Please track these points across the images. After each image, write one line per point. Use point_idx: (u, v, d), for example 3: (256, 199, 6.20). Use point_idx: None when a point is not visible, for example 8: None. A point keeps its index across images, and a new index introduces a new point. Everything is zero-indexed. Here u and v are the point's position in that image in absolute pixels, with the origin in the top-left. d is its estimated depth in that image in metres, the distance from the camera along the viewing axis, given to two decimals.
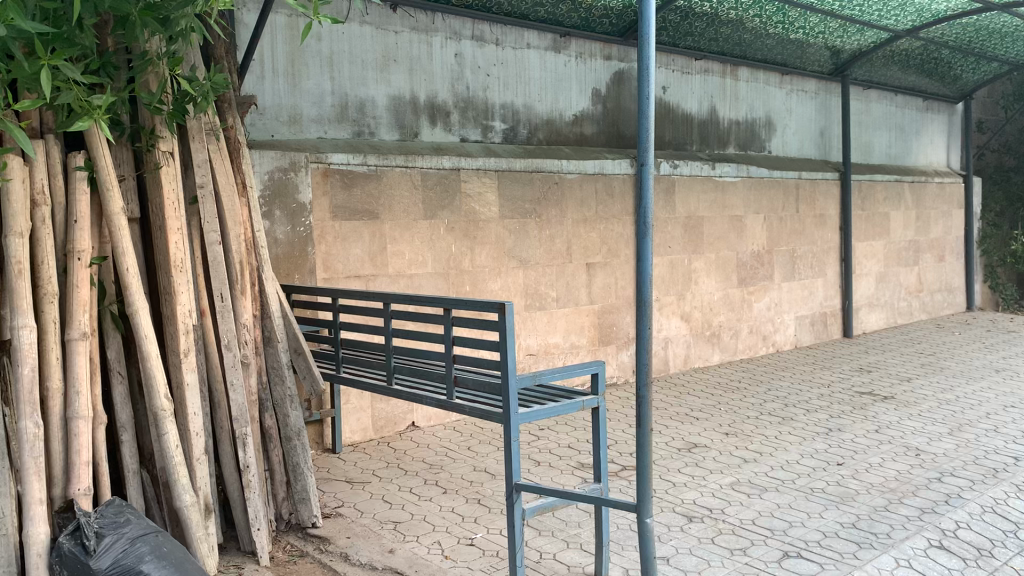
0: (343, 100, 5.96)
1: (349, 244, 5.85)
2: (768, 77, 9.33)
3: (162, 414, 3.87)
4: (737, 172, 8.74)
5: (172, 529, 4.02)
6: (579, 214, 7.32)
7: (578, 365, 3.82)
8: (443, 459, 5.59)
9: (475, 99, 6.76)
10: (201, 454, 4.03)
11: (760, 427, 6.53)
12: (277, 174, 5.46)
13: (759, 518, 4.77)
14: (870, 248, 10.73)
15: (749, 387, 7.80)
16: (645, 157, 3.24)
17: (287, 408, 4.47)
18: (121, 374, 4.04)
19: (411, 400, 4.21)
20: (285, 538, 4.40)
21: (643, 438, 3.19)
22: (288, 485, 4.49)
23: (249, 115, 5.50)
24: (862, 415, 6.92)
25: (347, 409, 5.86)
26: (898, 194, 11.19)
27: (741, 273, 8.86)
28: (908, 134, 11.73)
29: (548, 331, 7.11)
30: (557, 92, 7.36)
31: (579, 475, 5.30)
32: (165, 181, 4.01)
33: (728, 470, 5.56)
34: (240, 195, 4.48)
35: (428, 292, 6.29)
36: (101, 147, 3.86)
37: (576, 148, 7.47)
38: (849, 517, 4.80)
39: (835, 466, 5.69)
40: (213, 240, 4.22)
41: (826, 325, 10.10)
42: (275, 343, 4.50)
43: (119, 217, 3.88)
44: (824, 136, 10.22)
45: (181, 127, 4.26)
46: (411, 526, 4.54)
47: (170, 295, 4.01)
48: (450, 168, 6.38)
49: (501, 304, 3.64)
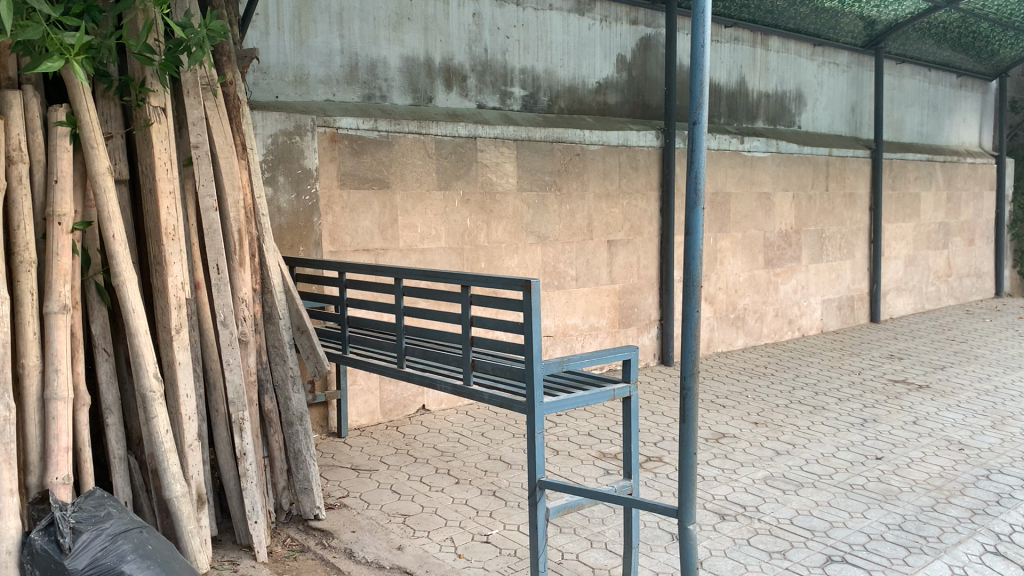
0: (353, 60, 5.57)
1: (358, 214, 5.47)
2: (799, 48, 8.89)
3: (150, 396, 3.52)
4: (766, 147, 8.32)
5: (162, 521, 3.69)
6: (601, 188, 6.92)
7: (610, 350, 3.45)
8: (456, 446, 5.24)
9: (493, 63, 6.35)
10: (193, 440, 3.69)
11: (791, 417, 6.15)
12: (282, 137, 5.08)
13: (797, 517, 4.42)
14: (900, 230, 10.30)
15: (776, 373, 7.42)
16: (699, 114, 2.72)
17: (289, 391, 4.12)
18: (107, 352, 3.68)
19: (423, 384, 3.85)
20: (285, 531, 4.07)
21: (688, 435, 2.82)
22: (290, 473, 4.15)
23: (252, 74, 5.12)
24: (897, 405, 6.53)
25: (354, 390, 5.51)
26: (929, 174, 10.74)
27: (768, 253, 8.46)
28: (940, 112, 11.26)
29: (566, 312, 6.73)
30: (580, 58, 6.94)
31: (601, 466, 4.94)
32: (155, 140, 3.63)
33: (760, 463, 5.20)
34: (241, 156, 4.09)
35: (441, 268, 5.92)
36: (86, 100, 3.48)
37: (598, 118, 7.06)
38: (895, 518, 4.43)
39: (873, 460, 5.32)
40: (209, 205, 3.84)
41: (853, 309, 9.70)
42: (276, 321, 4.13)
43: (105, 178, 3.50)
44: (855, 111, 9.79)
45: (175, 81, 3.87)
46: (422, 519, 4.19)
47: (162, 266, 3.64)
48: (466, 135, 5.98)
49: (526, 281, 3.26)
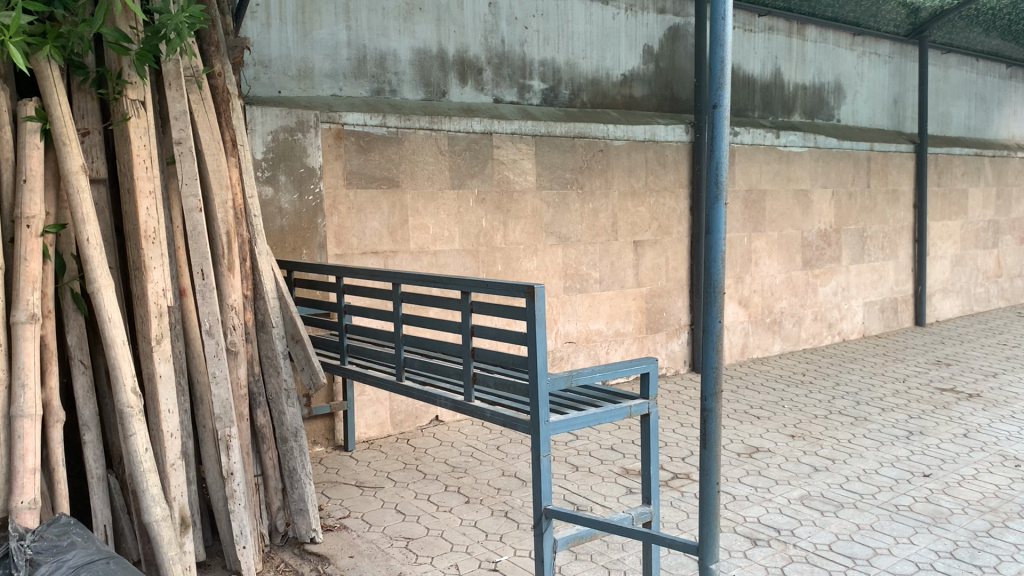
0: (360, 52, 5.28)
1: (366, 215, 5.19)
2: (838, 38, 8.46)
3: (128, 412, 3.24)
4: (803, 142, 7.91)
5: (143, 546, 3.43)
6: (626, 185, 6.57)
7: (626, 362, 3.13)
8: (468, 461, 4.93)
9: (511, 55, 6.04)
10: (176, 459, 3.42)
11: (830, 429, 5.74)
12: (283, 134, 4.82)
13: (837, 543, 4.04)
14: (946, 229, 9.79)
15: (814, 381, 7.00)
16: (721, 95, 2.38)
17: (283, 405, 3.84)
18: (84, 364, 3.43)
19: (423, 400, 3.56)
20: (279, 555, 3.78)
21: (709, 464, 2.47)
22: (285, 493, 3.88)
23: (251, 68, 4.86)
24: (946, 416, 6.09)
25: (363, 401, 5.22)
26: (978, 169, 10.21)
27: (806, 253, 8.04)
28: (990, 104, 10.71)
29: (589, 317, 6.39)
30: (604, 49, 6.60)
31: (623, 484, 4.59)
32: (133, 136, 3.36)
33: (796, 481, 4.81)
34: (230, 153, 3.83)
35: (455, 271, 5.62)
36: (58, 94, 3.23)
37: (624, 112, 6.71)
38: (946, 545, 4.02)
39: (920, 478, 4.90)
40: (192, 206, 3.56)
41: (897, 312, 9.22)
42: (269, 329, 3.86)
43: (78, 178, 3.23)
44: (898, 104, 9.31)
45: (158, 73, 3.59)
46: (426, 543, 3.88)
47: (141, 272, 3.38)
48: (481, 131, 5.67)
49: (530, 287, 2.94)
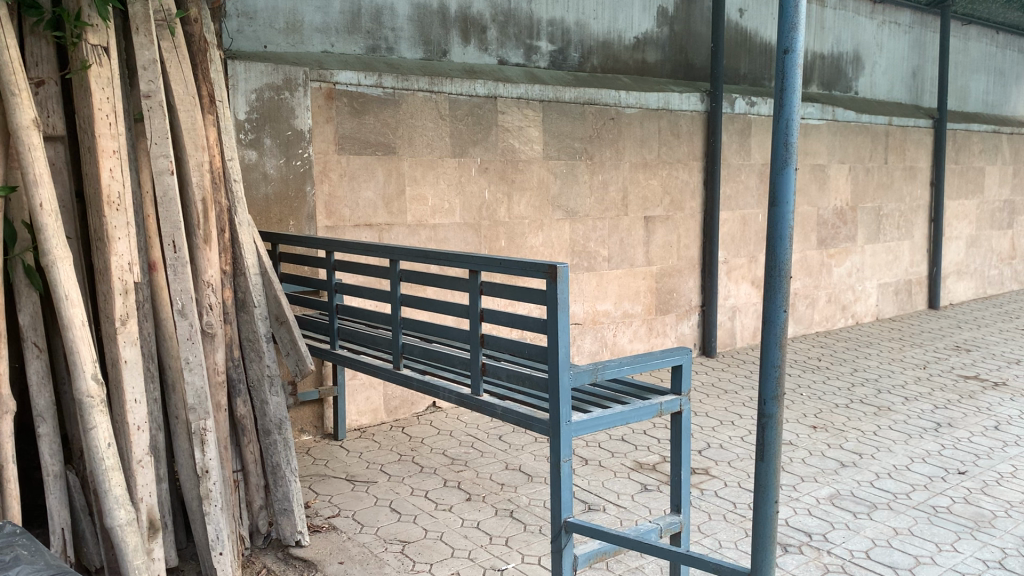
0: (354, 5, 4.84)
1: (360, 184, 4.77)
2: (858, 4, 8.03)
3: (87, 403, 2.82)
4: (821, 115, 7.48)
5: (106, 552, 3.03)
6: (638, 156, 6.16)
7: (658, 354, 2.74)
8: (469, 453, 4.55)
9: (517, 13, 5.60)
10: (144, 454, 3.01)
11: (854, 420, 5.38)
12: (268, 92, 4.37)
13: (875, 550, 3.67)
14: (961, 208, 9.41)
15: (831, 367, 6.64)
16: (794, 38, 1.97)
17: (265, 394, 3.45)
18: (38, 346, 3.02)
19: (424, 392, 3.18)
20: (261, 559, 3.40)
21: (767, 480, 2.08)
22: (268, 490, 3.50)
23: (234, 19, 4.40)
24: (973, 406, 5.74)
25: (354, 386, 4.83)
26: (995, 146, 9.82)
27: (821, 232, 7.66)
28: (1007, 79, 10.29)
29: (596, 297, 6.00)
30: (616, 10, 6.17)
31: (637, 480, 4.21)
32: (94, 87, 2.92)
33: (823, 478, 4.46)
34: (207, 110, 3.40)
35: (454, 247, 5.21)
36: (4, 36, 2.78)
37: (635, 78, 6.28)
38: (993, 553, 3.66)
39: (955, 475, 4.55)
40: (163, 167, 3.13)
41: (911, 295, 8.86)
42: (250, 309, 3.46)
43: (29, 133, 2.79)
44: (916, 77, 8.91)
45: (124, 15, 3.14)
46: (423, 547, 3.49)
47: (103, 243, 2.95)
48: (484, 95, 5.23)
49: (551, 266, 2.54)
